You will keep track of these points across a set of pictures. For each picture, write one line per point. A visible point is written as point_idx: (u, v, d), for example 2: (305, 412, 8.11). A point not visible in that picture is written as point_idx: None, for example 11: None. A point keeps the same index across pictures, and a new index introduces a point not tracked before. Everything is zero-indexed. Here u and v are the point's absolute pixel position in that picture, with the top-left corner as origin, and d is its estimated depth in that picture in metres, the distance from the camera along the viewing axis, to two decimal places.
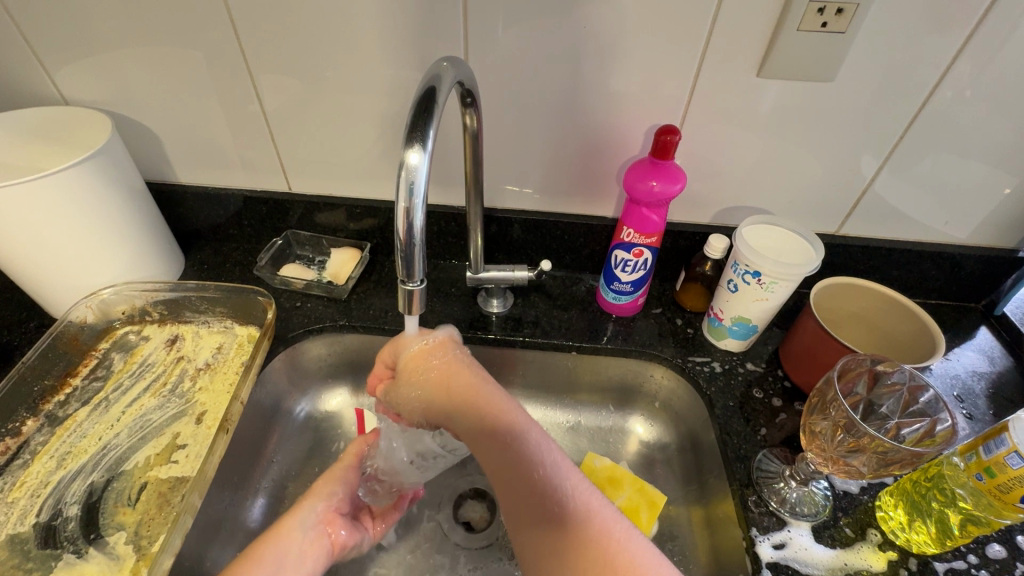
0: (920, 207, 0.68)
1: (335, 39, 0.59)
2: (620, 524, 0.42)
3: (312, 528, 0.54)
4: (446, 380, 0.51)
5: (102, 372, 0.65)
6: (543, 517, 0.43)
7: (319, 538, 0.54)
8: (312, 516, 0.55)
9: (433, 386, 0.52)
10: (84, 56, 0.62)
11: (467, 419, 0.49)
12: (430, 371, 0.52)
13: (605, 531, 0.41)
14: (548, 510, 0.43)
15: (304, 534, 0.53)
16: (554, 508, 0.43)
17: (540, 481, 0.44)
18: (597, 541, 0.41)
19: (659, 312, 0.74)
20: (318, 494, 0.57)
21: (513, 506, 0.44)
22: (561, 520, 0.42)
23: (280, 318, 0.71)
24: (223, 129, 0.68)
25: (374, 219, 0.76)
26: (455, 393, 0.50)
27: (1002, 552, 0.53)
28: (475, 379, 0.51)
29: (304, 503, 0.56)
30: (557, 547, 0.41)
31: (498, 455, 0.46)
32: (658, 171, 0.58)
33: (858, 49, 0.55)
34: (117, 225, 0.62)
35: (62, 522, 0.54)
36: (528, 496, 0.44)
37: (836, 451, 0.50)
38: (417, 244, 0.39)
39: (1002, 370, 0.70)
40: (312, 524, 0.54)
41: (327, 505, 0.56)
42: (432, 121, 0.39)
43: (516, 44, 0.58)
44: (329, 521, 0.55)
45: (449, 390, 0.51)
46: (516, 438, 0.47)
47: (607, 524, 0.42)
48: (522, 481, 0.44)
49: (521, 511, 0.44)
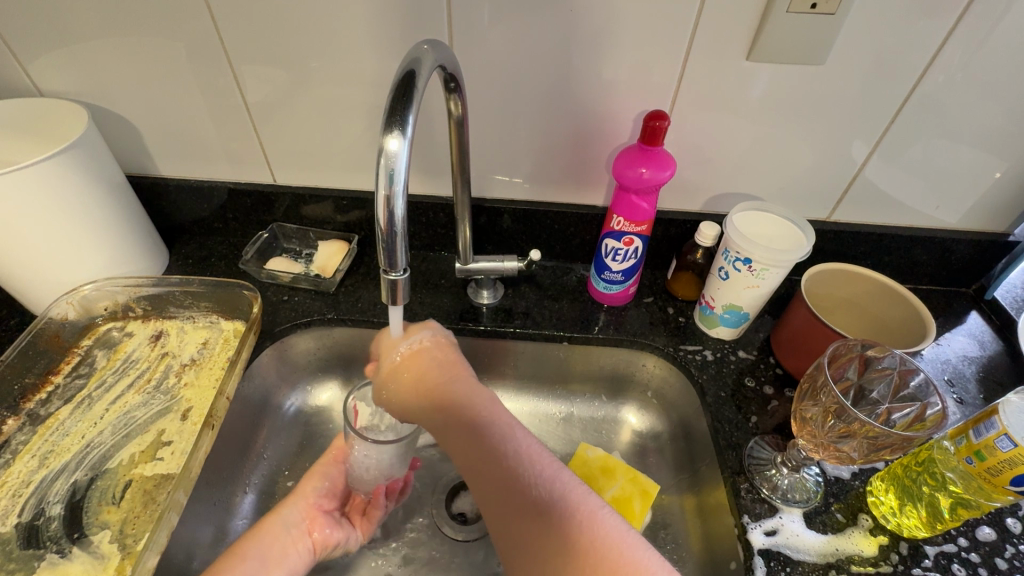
0: (911, 192, 0.68)
1: (316, 27, 0.58)
2: (587, 506, 0.42)
3: (293, 526, 0.56)
4: (421, 377, 0.51)
5: (84, 370, 0.64)
6: (513, 505, 0.42)
7: (301, 535, 0.56)
8: (294, 515, 0.57)
9: (408, 384, 0.52)
10: (57, 47, 0.60)
11: (444, 413, 0.49)
12: (405, 371, 0.52)
13: (572, 514, 0.41)
14: (517, 497, 0.42)
15: (286, 532, 0.55)
16: (522, 494, 0.42)
17: (507, 468, 0.43)
18: (565, 524, 0.40)
19: (651, 301, 0.74)
20: (300, 495, 0.59)
21: (484, 497, 0.44)
22: (528, 506, 0.42)
23: (267, 312, 0.70)
24: (204, 120, 0.67)
25: (362, 210, 0.75)
26: (428, 389, 0.50)
27: (991, 535, 0.53)
28: (447, 373, 0.51)
29: (287, 502, 0.58)
30: (526, 533, 0.41)
31: (468, 447, 0.46)
32: (647, 157, 0.57)
33: (848, 31, 0.55)
34: (95, 218, 0.60)
35: (45, 521, 0.53)
36: (496, 485, 0.43)
37: (827, 437, 0.50)
38: (397, 233, 0.39)
39: (992, 354, 0.70)
40: (294, 523, 0.56)
41: (308, 504, 0.58)
42: (412, 107, 0.38)
43: (501, 30, 0.57)
44: (311, 519, 0.57)
45: (423, 389, 0.51)
46: (486, 427, 0.46)
47: (575, 506, 0.41)
48: (491, 471, 0.44)
49: (491, 500, 0.43)
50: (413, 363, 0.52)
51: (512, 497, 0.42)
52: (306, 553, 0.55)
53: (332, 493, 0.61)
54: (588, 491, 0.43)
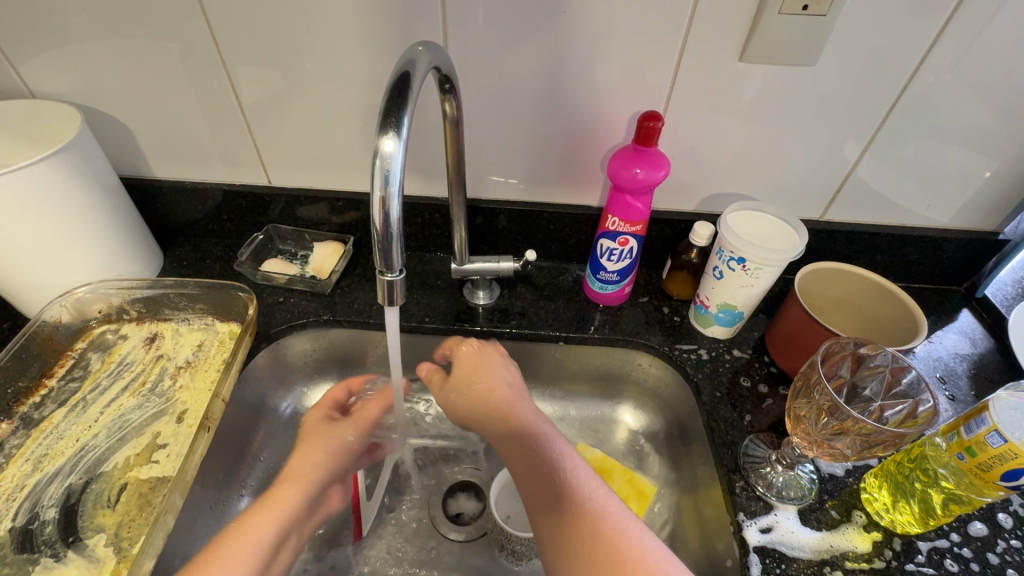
0: (902, 191, 0.68)
1: (311, 28, 0.58)
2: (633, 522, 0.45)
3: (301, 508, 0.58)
4: (491, 387, 0.59)
5: (78, 373, 0.63)
6: (566, 507, 0.46)
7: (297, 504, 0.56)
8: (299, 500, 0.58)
9: (474, 381, 0.60)
10: (51, 49, 0.60)
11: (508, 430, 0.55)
12: (474, 371, 0.61)
13: (621, 527, 0.44)
14: (572, 502, 0.46)
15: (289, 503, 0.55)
16: (576, 500, 0.47)
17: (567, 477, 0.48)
18: (614, 535, 0.44)
19: (646, 301, 0.74)
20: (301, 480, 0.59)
21: (537, 497, 0.48)
22: (581, 511, 0.46)
23: (263, 314, 0.70)
24: (198, 121, 0.66)
25: (358, 211, 0.75)
26: (499, 402, 0.58)
27: (983, 530, 0.53)
28: (517, 395, 0.59)
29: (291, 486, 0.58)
30: (575, 532, 0.44)
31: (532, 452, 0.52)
32: (641, 158, 0.57)
33: (839, 33, 0.55)
34: (89, 220, 0.60)
35: (39, 525, 0.53)
36: (552, 489, 0.48)
37: (820, 434, 0.51)
38: (394, 234, 0.39)
39: (984, 351, 0.71)
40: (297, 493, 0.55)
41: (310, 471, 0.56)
42: (406, 108, 0.38)
43: (495, 30, 0.57)
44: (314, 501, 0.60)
45: (491, 398, 0.58)
46: (551, 442, 0.53)
47: (623, 522, 0.45)
48: (551, 475, 0.49)
49: (545, 502, 0.48)
50: (484, 363, 0.62)
51: (567, 501, 0.47)
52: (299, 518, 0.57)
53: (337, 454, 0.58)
54: (629, 513, 0.47)
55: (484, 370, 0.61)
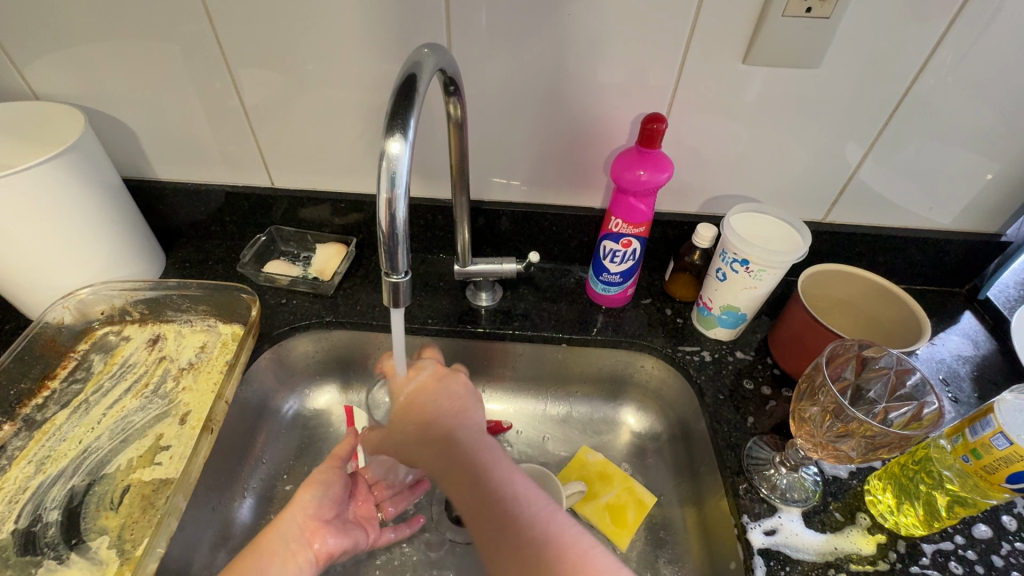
0: (905, 193, 0.68)
1: (314, 30, 0.58)
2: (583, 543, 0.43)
3: (293, 540, 0.53)
4: (422, 420, 0.53)
5: (81, 374, 0.63)
6: (508, 549, 0.43)
7: (301, 548, 0.53)
8: (293, 527, 0.53)
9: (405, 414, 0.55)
10: (55, 51, 0.60)
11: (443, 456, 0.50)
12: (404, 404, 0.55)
13: (564, 552, 0.42)
14: (511, 541, 0.43)
15: (284, 547, 0.52)
16: (514, 537, 0.43)
17: (503, 512, 0.45)
18: (557, 561, 0.42)
19: (649, 302, 0.74)
20: (297, 504, 0.55)
21: (479, 542, 0.45)
22: (520, 545, 0.43)
23: (266, 315, 0.70)
24: (201, 123, 0.66)
25: (360, 213, 0.75)
26: (431, 429, 0.52)
27: (988, 532, 0.53)
28: (450, 419, 0.53)
29: (284, 514, 0.54)
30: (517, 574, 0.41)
31: (465, 490, 0.47)
32: (645, 160, 0.57)
33: (843, 35, 0.55)
34: (91, 220, 0.60)
35: (42, 528, 0.53)
36: (492, 532, 0.44)
37: (825, 437, 0.51)
38: (399, 236, 0.39)
39: (987, 353, 0.71)
40: (293, 537, 0.53)
41: (306, 514, 0.55)
42: (413, 110, 0.38)
43: (498, 32, 0.57)
44: (311, 530, 0.54)
45: (426, 420, 0.53)
46: (484, 470, 0.48)
47: (568, 544, 0.43)
48: (489, 513, 0.45)
49: (488, 544, 0.44)
50: (417, 392, 0.56)
51: (508, 539, 0.43)
52: (309, 566, 0.52)
53: (334, 501, 0.57)
54: (581, 528, 0.45)
55: (420, 399, 0.55)
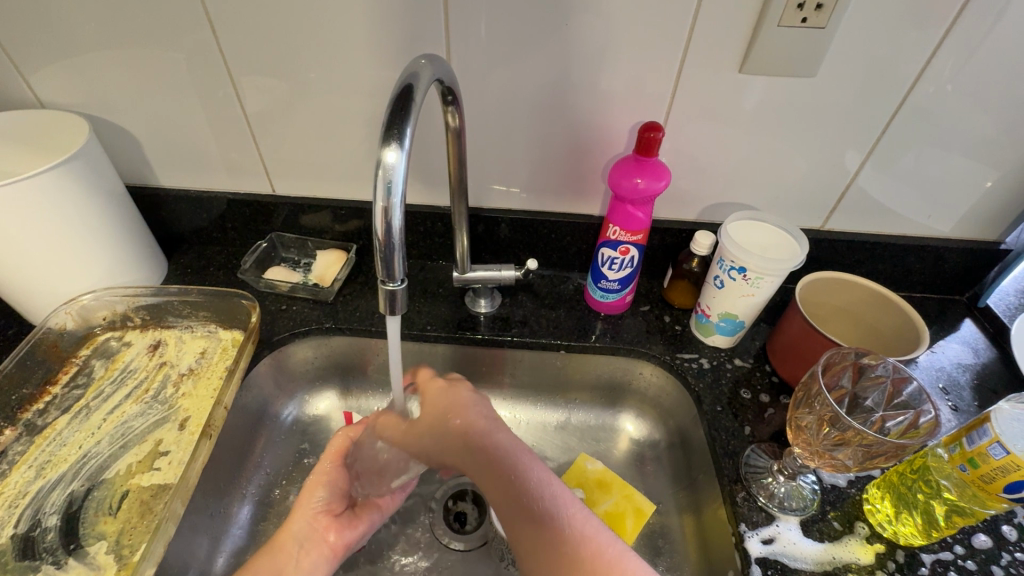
0: (903, 201, 0.68)
1: (314, 39, 0.58)
2: (615, 545, 0.44)
3: (306, 539, 0.56)
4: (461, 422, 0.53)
5: (83, 380, 0.64)
6: (560, 555, 0.43)
7: (315, 545, 0.56)
8: (303, 528, 0.56)
9: (441, 420, 0.55)
10: (60, 60, 0.61)
11: (477, 459, 0.50)
12: (434, 415, 0.56)
13: (600, 552, 0.43)
14: (550, 538, 0.44)
15: (298, 548, 0.55)
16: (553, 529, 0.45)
17: (543, 512, 0.46)
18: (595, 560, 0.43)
19: (648, 310, 0.74)
20: (303, 506, 0.58)
21: (521, 537, 0.46)
22: (566, 547, 0.44)
23: (266, 321, 0.70)
24: (203, 131, 0.67)
25: (360, 220, 0.75)
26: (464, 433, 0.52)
27: (988, 542, 0.53)
28: (490, 425, 0.53)
29: (293, 516, 0.57)
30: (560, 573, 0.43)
31: (505, 486, 0.48)
32: (642, 168, 0.58)
33: (838, 46, 0.56)
34: (93, 226, 0.60)
35: (41, 532, 0.53)
36: (537, 535, 0.45)
37: (821, 445, 0.50)
38: (395, 244, 0.39)
39: (987, 361, 0.70)
40: (306, 536, 0.56)
41: (315, 513, 0.57)
42: (409, 120, 0.38)
43: (497, 41, 0.58)
44: (323, 526, 0.57)
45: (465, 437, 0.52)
46: (521, 470, 0.48)
47: (601, 546, 0.43)
48: (521, 502, 0.47)
49: (525, 536, 0.45)
50: (447, 400, 0.57)
51: (545, 536, 0.45)
52: (327, 560, 0.56)
53: (342, 493, 0.60)
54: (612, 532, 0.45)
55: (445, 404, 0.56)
